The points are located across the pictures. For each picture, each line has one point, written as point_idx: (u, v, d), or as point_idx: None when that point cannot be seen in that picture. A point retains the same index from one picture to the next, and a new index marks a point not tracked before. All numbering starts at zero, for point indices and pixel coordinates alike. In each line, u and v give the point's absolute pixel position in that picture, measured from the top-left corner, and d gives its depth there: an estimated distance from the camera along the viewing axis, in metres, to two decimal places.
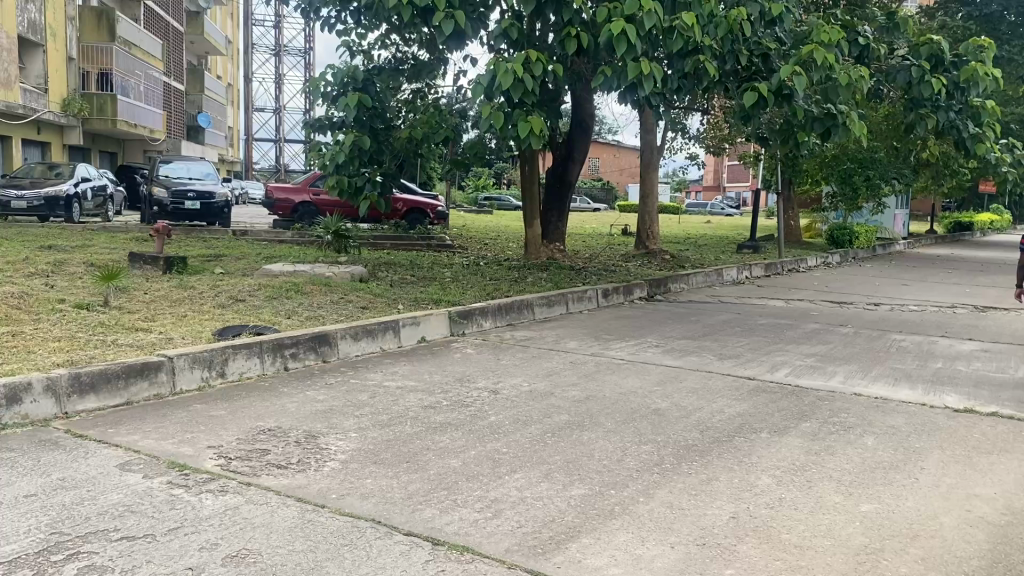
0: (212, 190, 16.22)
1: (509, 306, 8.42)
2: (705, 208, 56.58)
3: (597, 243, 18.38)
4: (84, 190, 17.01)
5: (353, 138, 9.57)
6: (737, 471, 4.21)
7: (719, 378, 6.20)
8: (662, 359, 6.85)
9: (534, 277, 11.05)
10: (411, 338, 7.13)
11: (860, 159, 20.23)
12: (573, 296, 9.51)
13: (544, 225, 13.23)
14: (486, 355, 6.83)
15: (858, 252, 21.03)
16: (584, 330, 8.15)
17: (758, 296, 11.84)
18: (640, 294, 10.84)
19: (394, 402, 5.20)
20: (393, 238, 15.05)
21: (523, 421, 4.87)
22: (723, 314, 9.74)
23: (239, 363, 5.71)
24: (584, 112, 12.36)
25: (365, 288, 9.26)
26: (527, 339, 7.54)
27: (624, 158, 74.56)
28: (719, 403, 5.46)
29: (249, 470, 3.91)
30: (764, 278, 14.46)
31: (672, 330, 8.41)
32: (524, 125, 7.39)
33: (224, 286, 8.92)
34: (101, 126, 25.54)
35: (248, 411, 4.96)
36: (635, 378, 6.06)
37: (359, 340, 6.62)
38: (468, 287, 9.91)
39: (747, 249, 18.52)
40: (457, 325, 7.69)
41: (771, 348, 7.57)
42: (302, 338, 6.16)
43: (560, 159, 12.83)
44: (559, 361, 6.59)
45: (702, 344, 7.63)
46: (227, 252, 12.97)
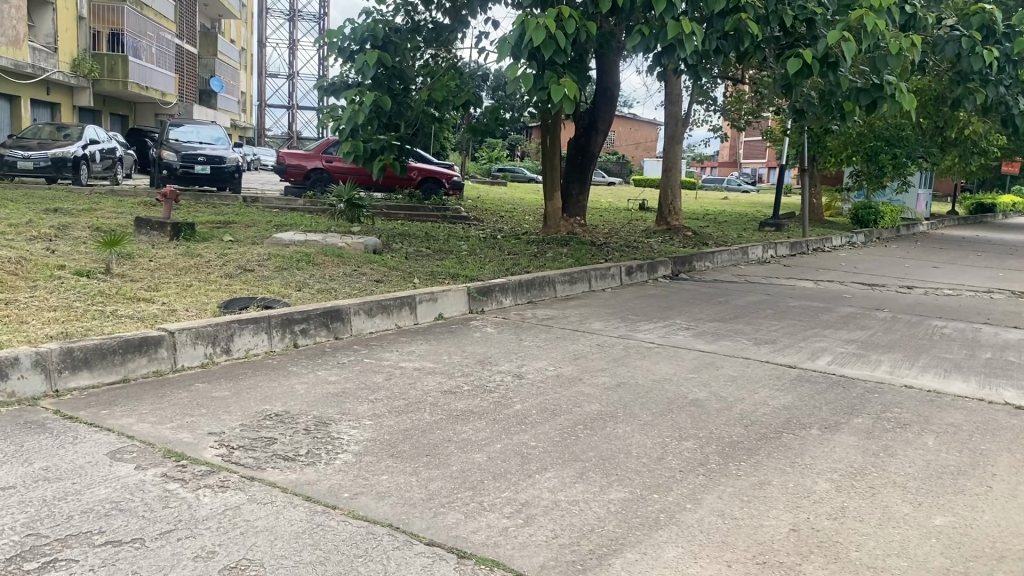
0: (223, 155, 15.79)
1: (530, 282, 8.01)
2: (722, 185, 55.77)
3: (615, 217, 17.89)
4: (92, 152, 16.60)
5: (373, 97, 8.89)
6: (791, 474, 3.82)
7: (758, 365, 5.78)
8: (694, 343, 6.43)
9: (555, 252, 10.62)
10: (427, 315, 6.74)
11: (887, 137, 19.51)
12: (596, 273, 9.10)
13: (564, 198, 12.73)
14: (507, 334, 6.43)
15: (883, 232, 20.44)
16: (609, 310, 7.72)
17: (786, 276, 11.39)
18: (664, 272, 10.41)
19: (410, 385, 4.81)
20: (407, 208, 14.62)
21: (551, 411, 4.47)
22: (753, 295, 9.30)
23: (245, 339, 5.32)
24: (608, 80, 11.91)
25: (380, 260, 8.86)
26: (550, 318, 7.14)
27: (640, 131, 73.62)
28: (762, 394, 5.06)
29: (253, 462, 3.54)
30: (789, 258, 13.98)
31: (702, 311, 7.98)
32: (555, 87, 6.92)
33: (233, 255, 8.53)
34: (112, 89, 25.08)
35: (254, 392, 4.59)
36: (668, 364, 5.66)
37: (373, 316, 6.22)
38: (486, 262, 9.48)
39: (770, 227, 18.00)
40: (475, 302, 7.28)
41: (808, 333, 7.14)
42: (313, 314, 5.77)
43: (582, 130, 12.37)
44: (584, 344, 6.18)
45: (734, 327, 7.21)
46: (237, 219, 12.56)
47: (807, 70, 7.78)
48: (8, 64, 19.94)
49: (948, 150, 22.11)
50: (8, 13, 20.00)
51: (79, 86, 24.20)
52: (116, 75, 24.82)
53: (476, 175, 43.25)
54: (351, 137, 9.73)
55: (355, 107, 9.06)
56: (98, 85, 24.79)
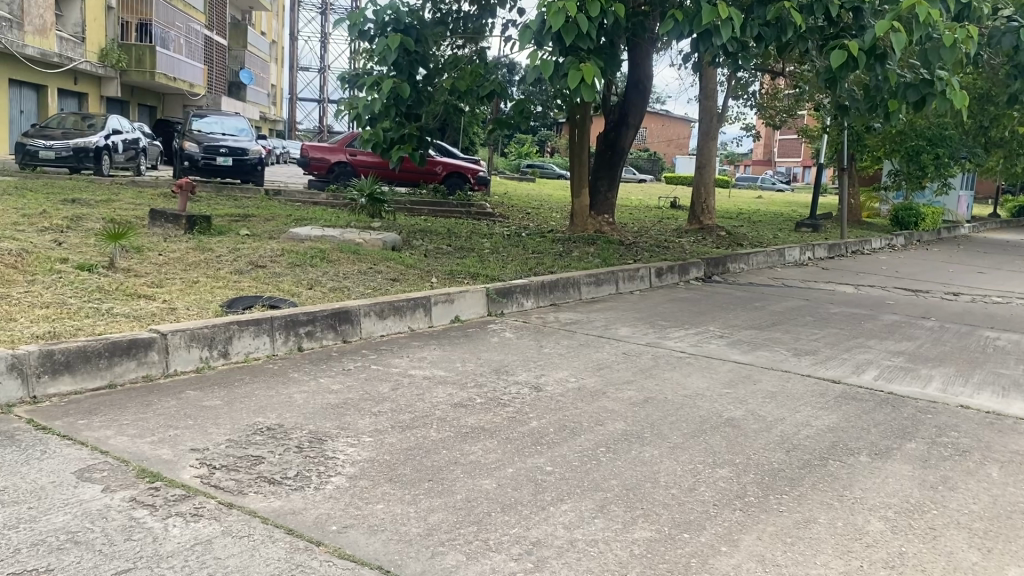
0: (245, 147, 15.51)
1: (554, 283, 7.60)
2: (755, 184, 54.80)
3: (645, 216, 17.41)
4: (115, 143, 16.39)
5: (391, 84, 8.42)
6: (839, 510, 3.38)
7: (799, 380, 5.33)
8: (728, 353, 5.99)
9: (581, 252, 10.20)
10: (443, 318, 6.35)
11: (930, 136, 18.81)
12: (624, 275, 8.67)
13: (592, 195, 12.24)
14: (527, 340, 6.03)
15: (924, 235, 19.74)
16: (637, 315, 7.29)
17: (823, 280, 10.87)
18: (695, 274, 9.94)
19: (419, 397, 4.42)
20: (431, 203, 14.28)
21: (570, 430, 4.06)
22: (790, 301, 8.82)
23: (244, 342, 4.97)
24: (640, 72, 11.45)
25: (397, 257, 8.50)
26: (574, 323, 6.72)
27: (671, 129, 72.76)
28: (804, 414, 4.62)
29: (235, 486, 3.17)
30: (826, 260, 13.43)
31: (736, 317, 7.53)
32: (576, 73, 6.47)
33: (245, 249, 8.22)
34: (140, 79, 24.99)
35: (248, 402, 4.22)
36: (700, 377, 5.23)
37: (384, 318, 5.85)
38: (509, 261, 9.09)
39: (806, 228, 17.42)
40: (494, 304, 6.89)
41: (850, 345, 6.66)
42: (319, 316, 5.39)
43: (613, 124, 11.92)
44: (609, 352, 5.76)
45: (771, 337, 6.76)
46: (256, 213, 12.29)
47: (852, 62, 7.24)
48: (36, 53, 19.86)
49: (994, 151, 21.31)
50: (36, 3, 19.91)
51: (107, 77, 24.13)
52: (144, 65, 24.72)
53: (505, 171, 42.86)
54: (371, 125, 9.41)
55: (372, 95, 8.63)
56: (126, 75, 24.71)
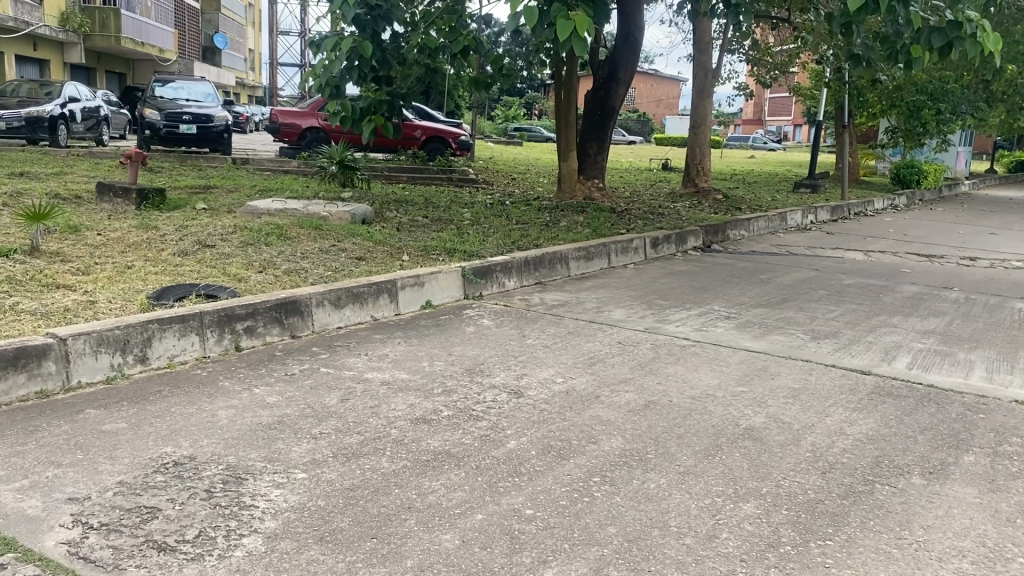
0: (210, 113, 14.54)
1: (539, 259, 6.81)
2: (748, 143, 53.75)
3: (636, 179, 16.59)
4: (72, 111, 15.30)
5: (351, 42, 7.41)
6: (902, 562, 2.63)
7: (824, 373, 4.56)
8: (739, 339, 5.22)
9: (570, 221, 9.39)
10: (411, 304, 5.55)
11: (931, 91, 17.81)
12: (617, 246, 7.87)
13: (580, 159, 11.38)
14: (506, 328, 5.24)
15: (926, 193, 18.91)
16: (632, 293, 6.51)
17: (830, 246, 10.10)
18: (693, 243, 9.15)
19: (374, 411, 3.64)
20: (410, 170, 13.48)
21: (556, 452, 3.28)
22: (798, 271, 8.05)
23: (167, 344, 4.17)
24: (630, 25, 10.57)
25: (365, 232, 7.67)
26: (561, 306, 5.94)
27: (661, 89, 71.45)
28: (836, 420, 3.87)
29: (112, 558, 2.39)
30: (830, 224, 12.64)
31: (743, 293, 6.76)
32: (565, 22, 5.50)
33: (195, 226, 7.37)
34: (105, 44, 23.82)
35: (159, 425, 3.42)
36: (710, 372, 4.47)
37: (341, 307, 5.04)
38: (491, 233, 8.29)
39: (805, 188, 16.65)
40: (471, 286, 6.09)
41: (873, 324, 5.89)
42: (261, 309, 4.59)
43: (600, 83, 11.05)
44: (602, 342, 4.97)
45: (784, 317, 5.99)
46: (219, 184, 11.41)
47: (873, 5, 6.30)
48: None
49: (995, 104, 20.42)
50: None
51: (69, 42, 22.95)
52: (109, 30, 23.56)
53: (490, 134, 41.77)
54: None
55: (330, 56, 7.51)
56: (90, 41, 23.54)
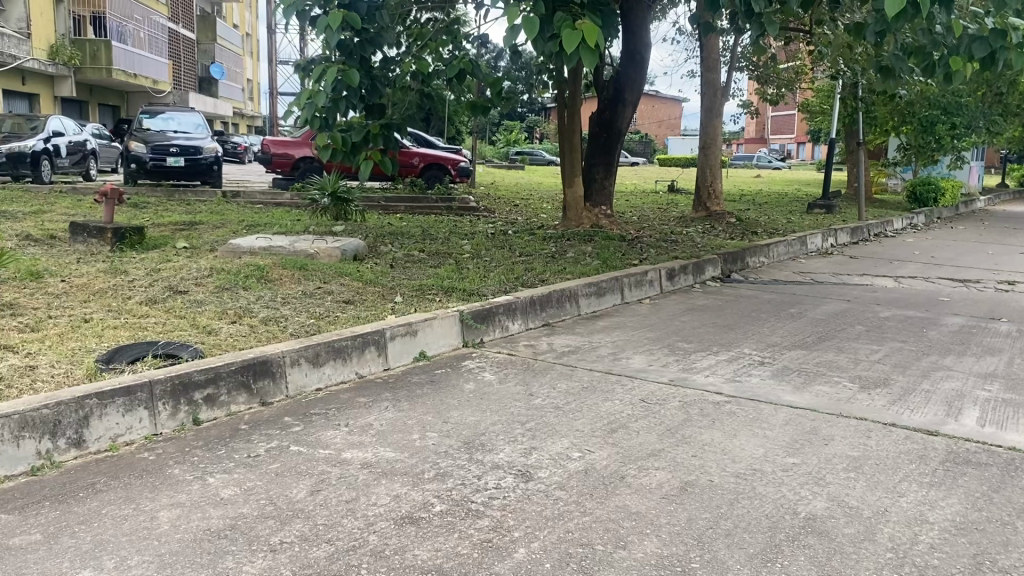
0: (198, 145, 13.94)
1: (546, 298, 6.16)
2: (752, 163, 53.23)
3: (642, 203, 15.98)
4: (57, 146, 14.74)
5: (337, 70, 6.71)
6: None
7: (885, 436, 3.88)
8: (778, 393, 4.55)
9: (578, 252, 8.74)
10: (402, 356, 4.88)
11: (945, 105, 17.06)
12: (631, 280, 7.21)
13: (586, 185, 10.72)
14: (511, 384, 4.57)
15: (944, 211, 18.23)
16: (651, 335, 5.84)
17: (857, 272, 9.42)
18: (711, 272, 8.49)
19: (349, 508, 2.97)
20: (408, 200, 12.88)
21: (577, 565, 2.60)
22: (829, 303, 7.38)
23: (108, 422, 3.51)
24: (636, 42, 10.00)
25: (354, 270, 7.02)
26: (572, 352, 5.28)
27: (663, 110, 71.20)
28: (915, 501, 3.18)
29: None
30: (851, 246, 11.97)
31: (773, 331, 6.08)
32: (569, 33, 4.83)
33: (168, 269, 6.73)
34: (96, 76, 23.37)
35: (82, 535, 2.76)
36: (754, 439, 3.80)
37: (320, 365, 4.39)
38: (493, 268, 7.64)
39: (819, 208, 15.98)
40: (470, 332, 5.42)
41: (926, 367, 5.21)
42: (224, 374, 3.95)
43: (605, 104, 10.44)
44: (623, 400, 4.30)
45: (825, 361, 5.32)
46: (206, 219, 10.80)
47: (911, 11, 5.58)
48: None
49: (1010, 117, 19.75)
50: None
51: (60, 75, 22.55)
52: (100, 62, 23.14)
53: (491, 159, 41.31)
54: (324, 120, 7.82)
55: (314, 86, 6.81)
56: (81, 73, 23.13)
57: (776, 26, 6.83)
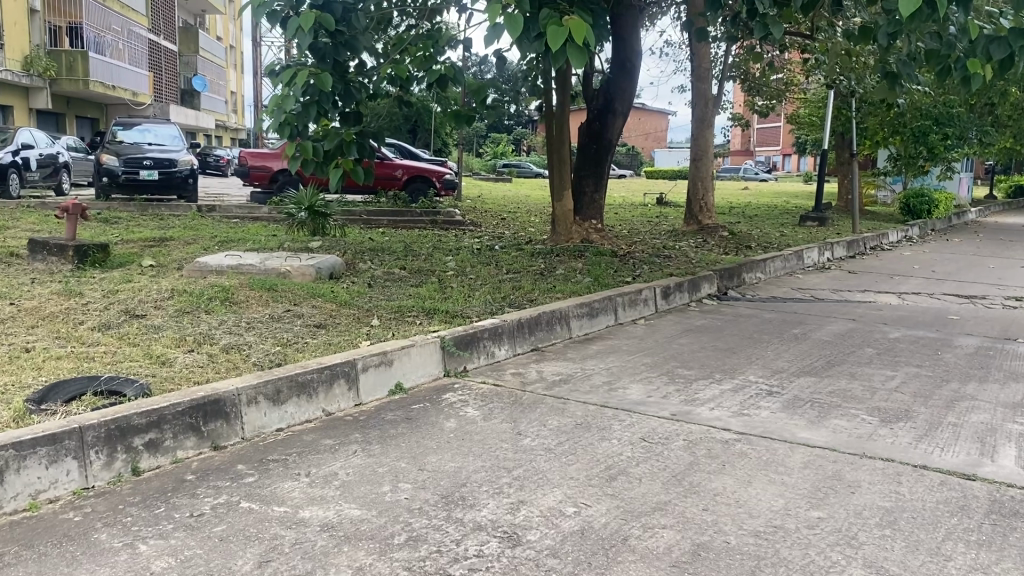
0: (173, 157, 13.43)
1: (534, 321, 5.70)
2: (740, 174, 53.04)
3: (632, 216, 15.59)
4: (26, 159, 14.20)
5: (309, 74, 6.25)
6: None
7: (918, 482, 3.44)
8: (793, 430, 4.11)
9: (567, 268, 8.31)
10: (375, 391, 4.41)
11: (936, 115, 16.66)
12: (625, 299, 6.77)
13: (574, 197, 10.27)
14: (496, 420, 4.10)
15: (937, 223, 17.89)
16: (648, 360, 5.41)
17: (859, 288, 9.02)
18: (708, 290, 8.07)
19: None
20: (391, 213, 12.43)
21: None
22: (834, 323, 6.95)
23: (28, 477, 3.03)
24: (626, 48, 9.64)
25: (329, 290, 6.55)
26: (563, 382, 4.83)
27: (649, 122, 71.17)
28: (966, 568, 2.73)
29: None
30: (849, 261, 11.59)
31: (778, 355, 5.66)
32: (556, 29, 4.40)
33: (127, 291, 6.23)
34: (72, 88, 22.84)
35: None
36: (773, 487, 3.35)
37: (281, 402, 3.92)
38: (478, 287, 7.18)
39: (812, 220, 15.62)
40: (452, 360, 4.95)
41: (948, 396, 4.78)
42: (169, 416, 3.47)
43: (594, 114, 10.06)
44: (621, 439, 3.84)
45: (837, 389, 4.89)
46: (177, 234, 10.30)
47: (928, 10, 5.18)
48: None
49: (1002, 127, 19.45)
50: None
51: (34, 87, 22.02)
52: (76, 73, 22.62)
53: (478, 172, 40.93)
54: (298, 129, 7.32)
55: (284, 91, 6.35)
56: (56, 85, 22.61)
57: (780, 28, 6.08)
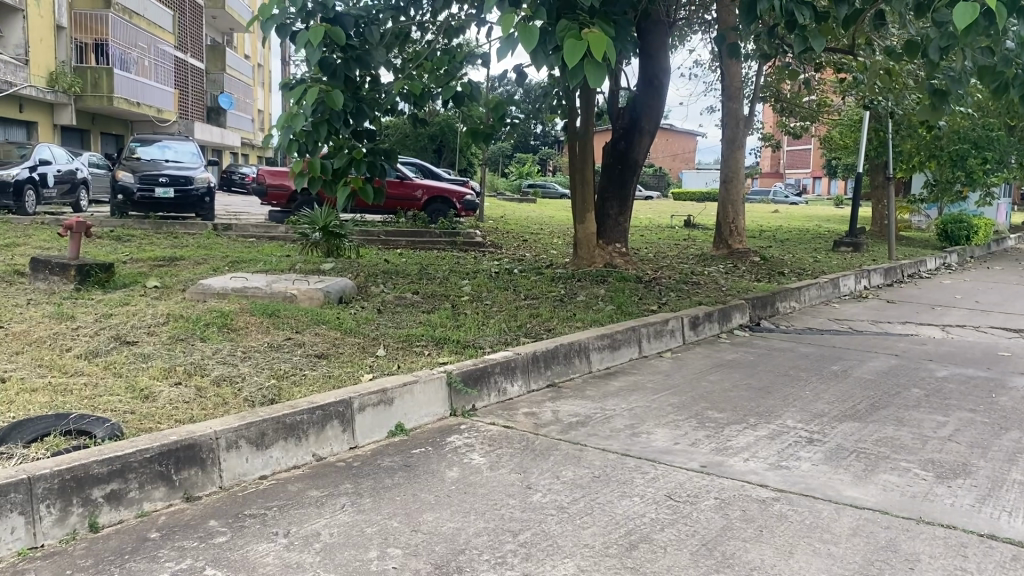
0: (190, 175, 13.21)
1: (552, 354, 5.29)
2: (769, 198, 52.34)
3: (658, 239, 15.15)
4: (44, 175, 14.06)
5: (319, 91, 5.89)
6: None
7: (987, 557, 2.98)
8: (838, 487, 3.64)
9: (590, 294, 7.90)
10: (373, 433, 4.01)
11: (975, 139, 16.11)
12: (650, 330, 6.34)
13: (599, 220, 9.87)
14: (504, 468, 3.68)
15: (976, 250, 17.25)
16: (675, 400, 4.96)
17: (899, 320, 8.50)
18: (739, 320, 7.61)
19: None
20: (409, 234, 12.10)
21: None
22: (875, 359, 6.46)
23: None
24: (654, 66, 9.24)
25: (335, 316, 6.18)
26: (581, 424, 4.40)
27: (677, 143, 70.74)
28: None
29: None
30: (886, 289, 11.05)
31: (817, 396, 5.19)
32: (574, 43, 4.01)
33: (121, 315, 5.91)
34: (97, 104, 22.88)
35: None
36: (817, 560, 2.90)
37: (265, 447, 3.54)
38: (494, 313, 6.79)
39: (846, 245, 15.09)
40: (459, 398, 4.55)
41: (1010, 448, 4.29)
42: (134, 464, 3.10)
43: (620, 134, 9.65)
44: (645, 496, 3.41)
45: (884, 437, 4.42)
46: (188, 253, 10.02)
47: (987, 21, 4.72)
48: None
49: None
50: None
51: (59, 103, 22.09)
52: (101, 90, 22.67)
53: (504, 192, 40.68)
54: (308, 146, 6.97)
55: (293, 108, 6.00)
56: (81, 102, 22.66)
57: (823, 41, 5.58)
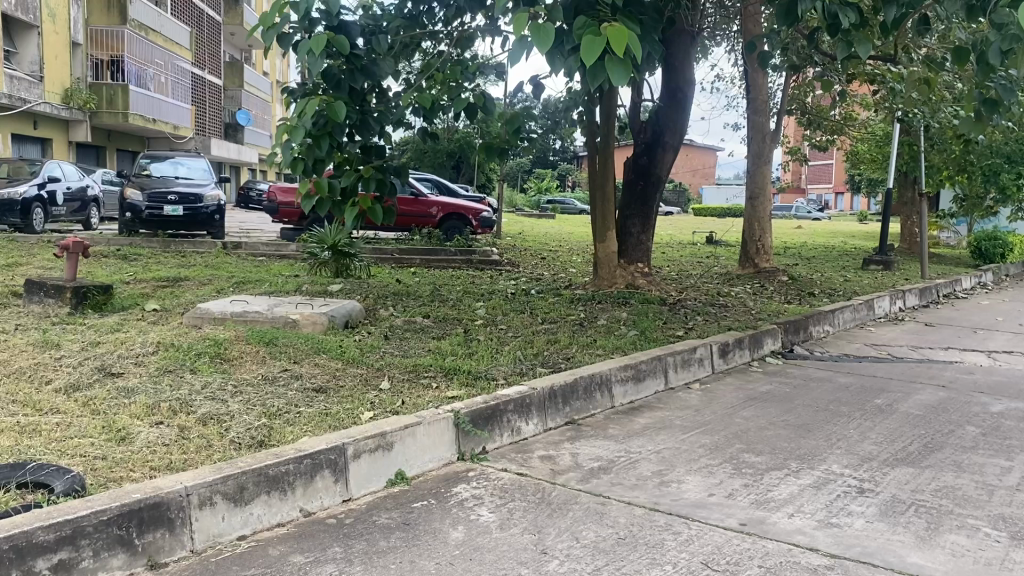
0: (200, 192, 12.90)
1: (571, 387, 4.86)
2: (791, 214, 51.63)
3: (681, 257, 14.68)
4: (53, 193, 13.82)
5: (320, 102, 5.51)
6: None
7: None
8: (899, 552, 3.16)
9: (611, 318, 7.45)
10: (370, 482, 3.59)
11: (1009, 153, 15.51)
12: (677, 359, 5.88)
13: (620, 238, 9.42)
14: (517, 527, 3.23)
15: (1011, 268, 16.61)
16: (706, 441, 4.50)
17: (941, 345, 7.97)
18: (770, 345, 7.14)
19: None
20: (423, 252, 11.72)
21: None
22: (922, 391, 5.95)
23: None
24: (677, 77, 8.81)
25: (338, 343, 5.77)
26: (603, 471, 3.93)
27: (697, 158, 70.21)
28: None
29: None
30: (922, 311, 10.50)
31: (862, 436, 4.70)
32: (591, 40, 3.59)
33: (110, 343, 5.52)
34: (112, 121, 22.78)
35: None
36: None
37: (246, 503, 3.12)
38: (508, 340, 6.36)
39: (876, 263, 14.54)
40: (468, 440, 4.11)
41: None
42: (86, 527, 2.68)
43: (642, 149, 9.23)
44: (677, 564, 2.95)
45: (944, 486, 3.93)
46: (193, 273, 9.68)
47: None
48: None
49: None
50: None
51: (74, 120, 22.01)
52: (116, 106, 22.57)
53: (523, 208, 40.30)
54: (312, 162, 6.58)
55: (293, 121, 5.62)
56: (97, 118, 22.57)
57: (869, 45, 5.13)
